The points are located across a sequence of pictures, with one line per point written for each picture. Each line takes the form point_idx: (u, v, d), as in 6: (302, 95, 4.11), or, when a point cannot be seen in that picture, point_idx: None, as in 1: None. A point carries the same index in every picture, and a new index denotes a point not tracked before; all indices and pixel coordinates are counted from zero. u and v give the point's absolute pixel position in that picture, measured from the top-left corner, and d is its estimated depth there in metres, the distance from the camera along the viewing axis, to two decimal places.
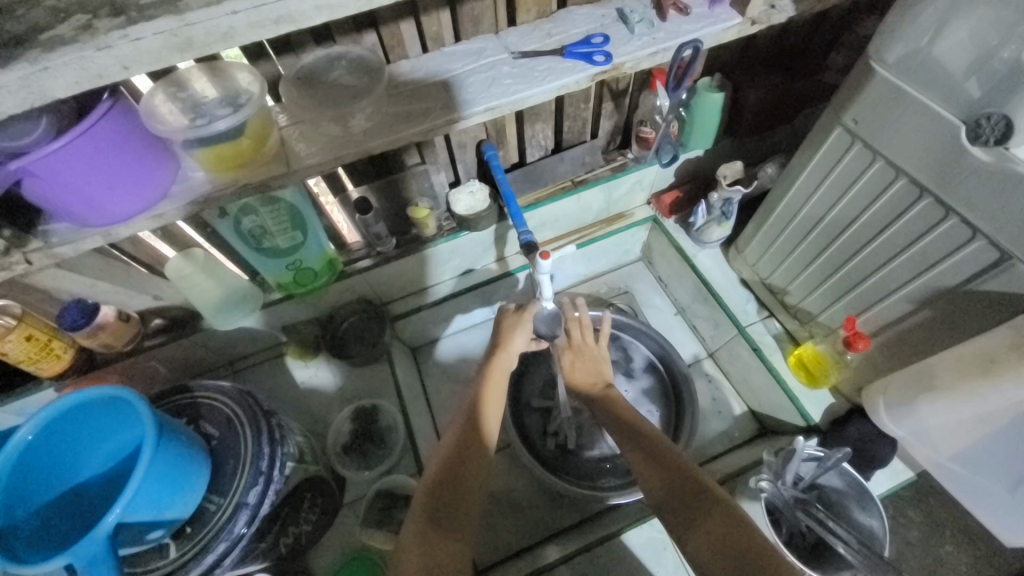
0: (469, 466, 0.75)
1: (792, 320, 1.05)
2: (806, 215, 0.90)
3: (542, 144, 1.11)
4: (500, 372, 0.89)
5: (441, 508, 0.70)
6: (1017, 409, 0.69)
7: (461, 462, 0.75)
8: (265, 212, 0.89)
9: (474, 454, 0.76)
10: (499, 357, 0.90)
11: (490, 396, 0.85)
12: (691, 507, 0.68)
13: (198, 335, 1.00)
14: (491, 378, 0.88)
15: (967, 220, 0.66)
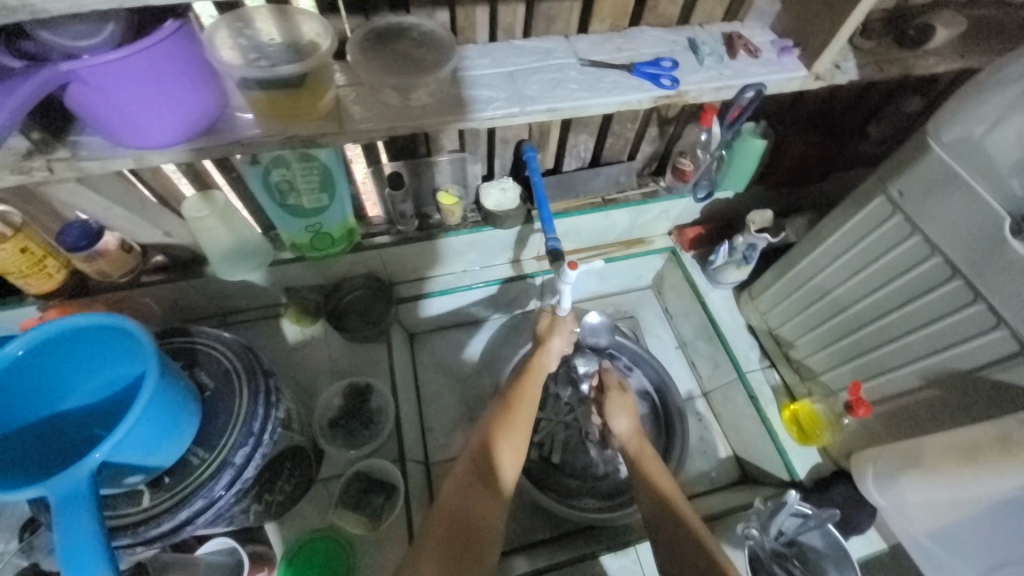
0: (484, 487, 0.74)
1: (792, 374, 1.06)
2: (829, 275, 0.91)
3: (581, 156, 1.11)
4: (538, 370, 0.95)
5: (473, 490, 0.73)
6: (1003, 501, 0.70)
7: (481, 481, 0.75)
8: (297, 168, 0.86)
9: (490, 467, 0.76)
10: (539, 356, 0.96)
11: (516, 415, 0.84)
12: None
13: (198, 280, 0.96)
14: (530, 375, 0.93)
15: (993, 308, 0.67)
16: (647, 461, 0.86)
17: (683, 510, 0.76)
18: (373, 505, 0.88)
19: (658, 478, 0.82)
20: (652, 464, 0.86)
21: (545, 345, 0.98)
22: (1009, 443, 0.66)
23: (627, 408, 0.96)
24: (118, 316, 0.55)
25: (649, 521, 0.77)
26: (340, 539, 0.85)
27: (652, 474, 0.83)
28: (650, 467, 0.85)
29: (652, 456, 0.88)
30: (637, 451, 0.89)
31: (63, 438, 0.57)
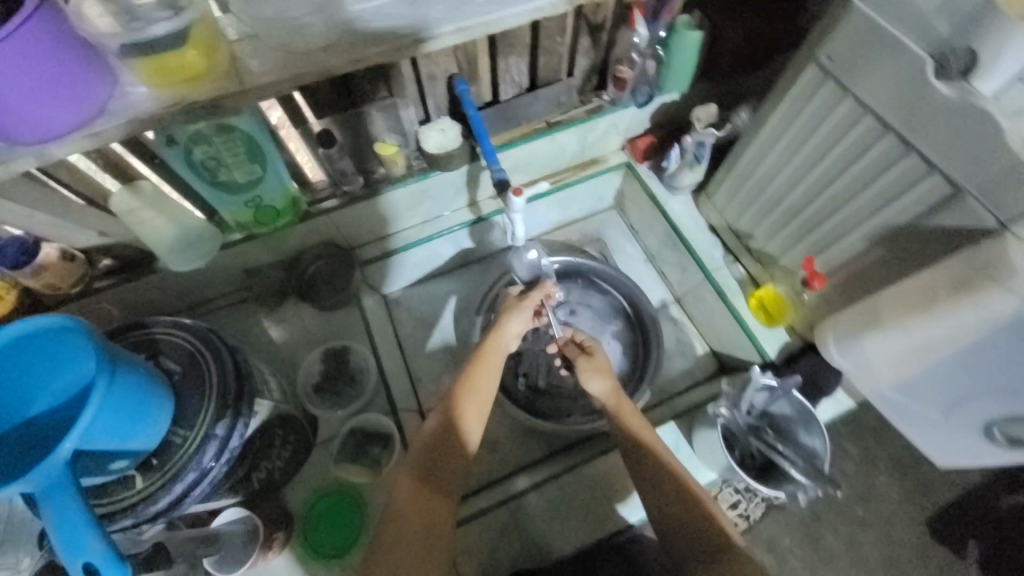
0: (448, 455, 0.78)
1: (755, 264, 1.09)
2: (777, 156, 0.91)
3: (516, 81, 1.07)
4: (492, 351, 0.88)
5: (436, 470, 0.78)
6: (958, 338, 0.72)
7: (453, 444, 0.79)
8: (218, 142, 0.82)
9: (457, 447, 0.79)
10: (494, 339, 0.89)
11: (471, 389, 0.83)
12: (691, 540, 0.71)
13: (152, 276, 0.95)
14: (482, 360, 0.86)
15: (925, 157, 0.68)
16: (628, 418, 0.82)
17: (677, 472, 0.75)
18: (372, 455, 0.92)
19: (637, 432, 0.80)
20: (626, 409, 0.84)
21: (500, 325, 0.90)
22: (967, 282, 0.67)
23: (600, 369, 0.86)
24: (63, 317, 0.56)
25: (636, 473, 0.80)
26: (348, 489, 0.91)
27: (634, 427, 0.81)
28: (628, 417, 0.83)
29: (633, 408, 0.84)
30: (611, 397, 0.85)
31: (32, 445, 0.57)
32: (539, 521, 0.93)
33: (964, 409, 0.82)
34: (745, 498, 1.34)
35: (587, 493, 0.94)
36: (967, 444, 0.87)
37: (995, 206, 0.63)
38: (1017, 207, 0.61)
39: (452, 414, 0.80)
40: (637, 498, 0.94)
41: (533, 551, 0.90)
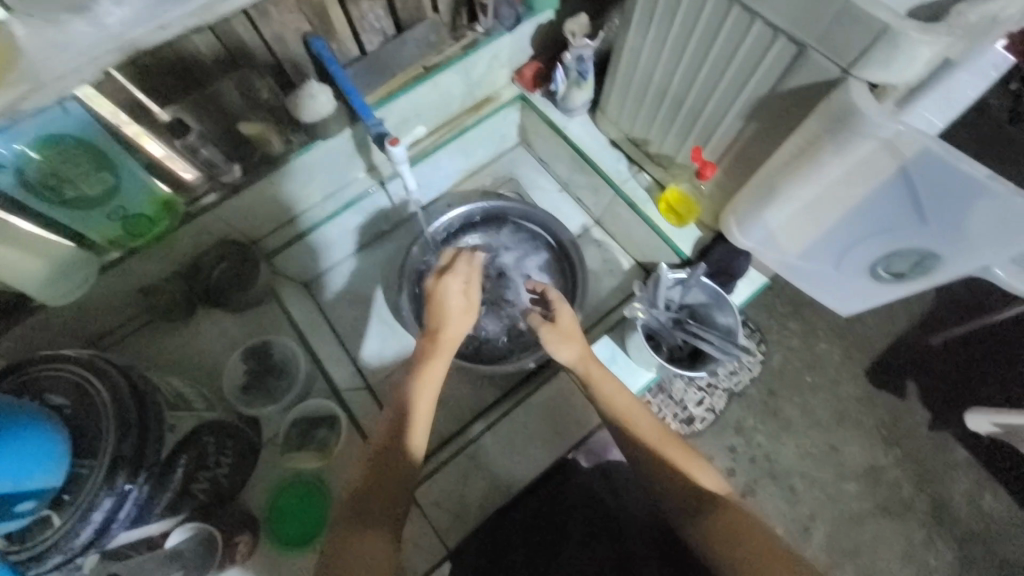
0: (391, 475, 0.74)
1: (658, 169, 1.10)
2: (649, 53, 0.90)
3: (378, 27, 1.00)
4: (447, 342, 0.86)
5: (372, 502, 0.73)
6: (842, 180, 0.76)
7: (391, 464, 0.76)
8: (53, 156, 0.73)
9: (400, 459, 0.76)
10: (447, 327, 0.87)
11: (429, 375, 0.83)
12: (677, 501, 0.73)
13: (33, 317, 0.88)
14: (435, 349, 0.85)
15: (769, 22, 0.69)
16: (602, 385, 0.83)
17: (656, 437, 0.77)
18: (319, 437, 0.93)
19: (615, 398, 0.82)
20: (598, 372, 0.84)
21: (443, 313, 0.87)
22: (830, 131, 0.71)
23: (567, 336, 0.87)
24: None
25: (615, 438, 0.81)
26: (308, 480, 0.90)
27: (609, 396, 0.82)
28: (604, 383, 0.83)
29: (606, 374, 0.85)
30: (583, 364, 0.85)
31: None
32: (499, 460, 0.97)
33: (852, 257, 0.89)
34: (708, 394, 1.43)
35: (538, 423, 0.99)
36: (859, 289, 0.95)
37: (833, 52, 0.66)
38: (857, 48, 0.64)
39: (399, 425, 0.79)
40: (583, 411, 1.00)
41: (499, 486, 0.95)
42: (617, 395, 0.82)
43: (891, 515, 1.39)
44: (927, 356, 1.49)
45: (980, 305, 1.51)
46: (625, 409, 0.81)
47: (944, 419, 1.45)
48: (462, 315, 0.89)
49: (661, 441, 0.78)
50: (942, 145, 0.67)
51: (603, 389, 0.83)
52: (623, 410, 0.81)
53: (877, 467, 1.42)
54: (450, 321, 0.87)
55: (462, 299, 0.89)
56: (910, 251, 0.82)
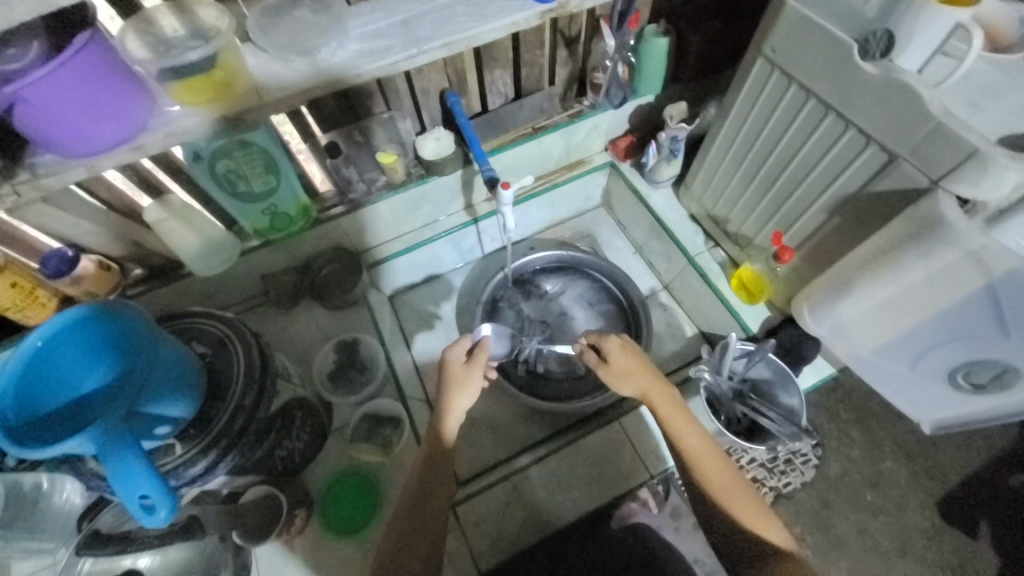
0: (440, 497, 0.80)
1: (733, 246, 1.16)
2: (741, 140, 1.00)
3: (502, 91, 1.18)
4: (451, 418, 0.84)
5: (412, 527, 0.77)
6: (924, 281, 0.78)
7: (429, 489, 0.80)
8: (238, 155, 0.92)
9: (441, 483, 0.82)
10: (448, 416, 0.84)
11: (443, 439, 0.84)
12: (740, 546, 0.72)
13: (180, 281, 1.05)
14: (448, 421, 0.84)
15: (861, 130, 0.77)
16: (670, 417, 0.81)
17: (715, 478, 0.76)
18: (383, 435, 1.01)
19: (685, 436, 0.79)
20: (667, 403, 0.82)
21: (449, 401, 0.84)
22: (918, 238, 0.74)
23: (628, 368, 0.85)
24: (84, 306, 0.63)
25: (682, 474, 0.80)
26: (364, 471, 0.98)
27: (675, 430, 0.80)
28: (672, 419, 0.81)
29: (673, 401, 0.82)
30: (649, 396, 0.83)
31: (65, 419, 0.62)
32: (540, 492, 1.00)
33: (928, 362, 0.88)
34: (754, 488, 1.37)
35: (583, 464, 1.02)
36: (936, 395, 0.93)
37: (924, 165, 0.71)
38: (947, 165, 0.68)
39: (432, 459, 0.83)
40: (632, 467, 1.02)
41: (536, 519, 0.97)
42: (684, 432, 0.80)
43: None
44: (1005, 500, 1.37)
45: None
46: (690, 449, 0.78)
47: None
48: (466, 387, 0.86)
49: (726, 484, 0.75)
50: None
51: (670, 425, 0.80)
52: (689, 446, 0.79)
53: None
54: (457, 395, 0.85)
55: (466, 395, 0.86)
56: (992, 362, 0.82)
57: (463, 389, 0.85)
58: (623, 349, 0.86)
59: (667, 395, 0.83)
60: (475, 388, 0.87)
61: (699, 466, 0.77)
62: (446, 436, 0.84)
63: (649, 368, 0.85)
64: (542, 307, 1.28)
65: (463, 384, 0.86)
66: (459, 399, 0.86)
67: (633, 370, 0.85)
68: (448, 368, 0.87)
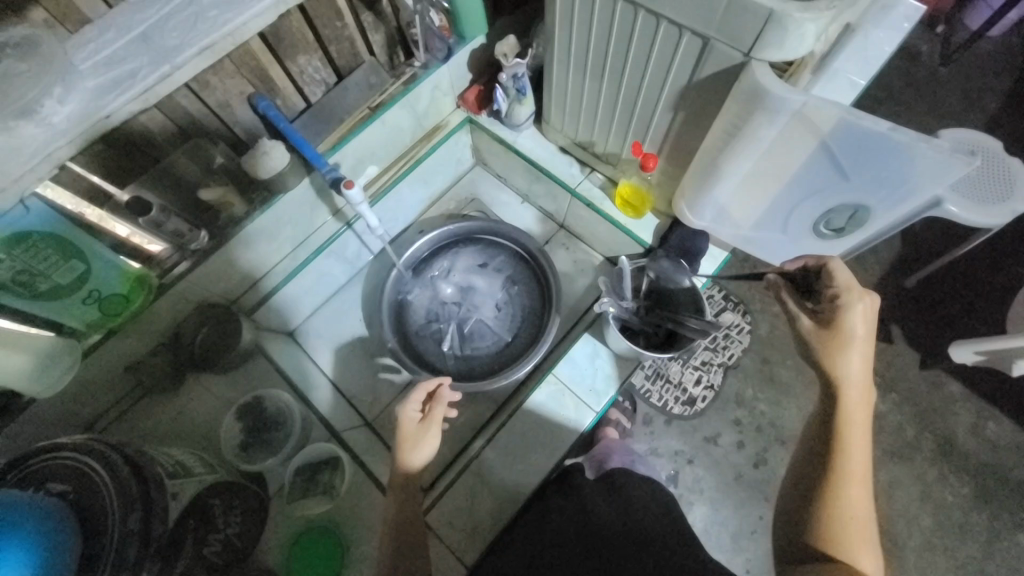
0: (411, 511, 0.83)
1: (607, 166, 1.15)
2: (575, 59, 0.95)
3: (319, 78, 1.04)
4: (411, 444, 0.84)
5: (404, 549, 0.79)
6: (767, 150, 0.82)
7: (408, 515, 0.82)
8: (19, 250, 0.75)
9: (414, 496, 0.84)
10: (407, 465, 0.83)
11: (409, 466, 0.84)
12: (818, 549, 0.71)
13: (25, 413, 0.88)
14: (413, 442, 0.84)
15: (671, 21, 0.74)
16: (848, 403, 0.76)
17: (855, 496, 0.72)
18: (323, 482, 0.95)
19: (855, 435, 0.75)
20: (858, 403, 0.76)
21: (406, 460, 0.83)
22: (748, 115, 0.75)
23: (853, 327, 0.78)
24: None
25: (814, 465, 0.77)
26: (318, 522, 0.92)
27: (847, 421, 0.75)
28: (854, 414, 0.76)
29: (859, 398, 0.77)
30: (843, 383, 0.76)
31: None
32: (503, 470, 0.99)
33: (796, 222, 0.95)
34: (705, 371, 1.48)
35: (533, 428, 1.02)
36: (814, 248, 1.00)
37: (733, 41, 0.71)
38: (752, 36, 0.68)
39: (405, 483, 0.84)
40: (580, 412, 1.03)
41: (508, 495, 0.97)
42: (856, 435, 0.75)
43: (899, 460, 1.43)
44: (904, 298, 1.55)
45: (941, 244, 1.58)
46: (849, 454, 0.74)
47: (933, 356, 1.50)
48: (421, 446, 0.84)
49: (861, 504, 0.72)
50: (858, 116, 0.70)
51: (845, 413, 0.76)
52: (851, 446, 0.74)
53: (879, 414, 1.47)
54: (413, 454, 0.83)
55: (420, 452, 0.84)
56: (844, 207, 0.87)
57: (417, 448, 0.83)
58: (860, 324, 0.77)
59: (864, 395, 0.77)
60: (433, 444, 0.84)
61: (850, 473, 0.73)
62: (415, 463, 0.84)
63: (865, 360, 0.77)
64: (448, 288, 1.25)
65: (418, 441, 0.84)
66: (414, 452, 0.84)
67: (851, 355, 0.76)
68: (403, 427, 0.85)
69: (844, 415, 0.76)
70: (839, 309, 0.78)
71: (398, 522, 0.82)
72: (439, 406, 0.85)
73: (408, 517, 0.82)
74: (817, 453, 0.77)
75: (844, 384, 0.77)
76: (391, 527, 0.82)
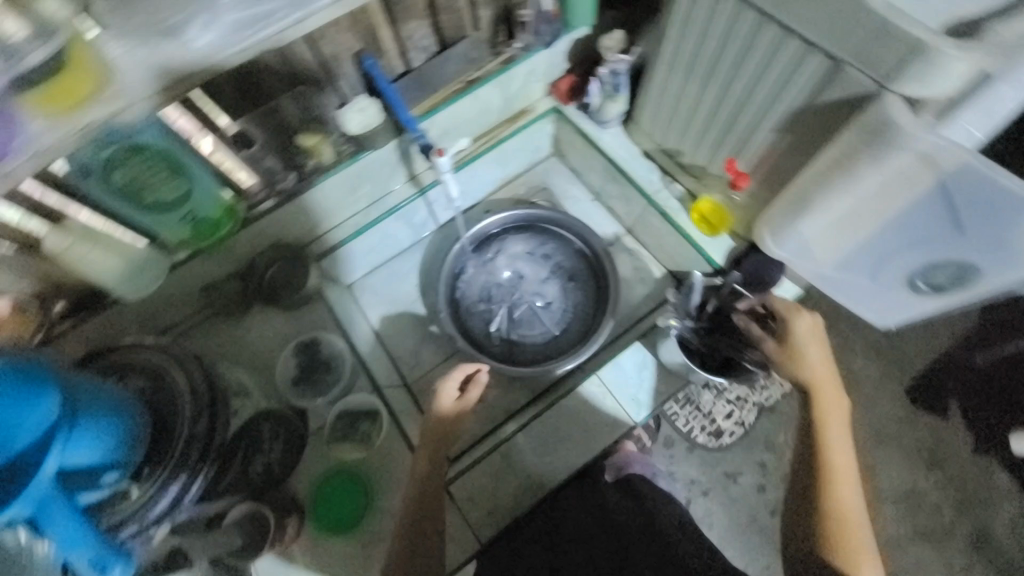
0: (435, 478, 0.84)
1: (690, 179, 1.13)
2: (684, 64, 0.93)
3: (423, 45, 1.06)
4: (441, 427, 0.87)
5: (423, 506, 0.81)
6: (881, 191, 0.76)
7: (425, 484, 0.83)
8: (135, 163, 0.82)
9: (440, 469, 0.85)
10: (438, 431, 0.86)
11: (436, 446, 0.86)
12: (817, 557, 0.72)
13: (110, 309, 0.96)
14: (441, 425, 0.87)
15: (804, 37, 0.71)
16: (825, 404, 0.77)
17: (843, 494, 0.73)
18: (362, 431, 0.98)
19: (833, 435, 0.75)
20: (832, 401, 0.77)
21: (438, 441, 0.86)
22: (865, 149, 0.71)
23: (809, 337, 0.79)
24: None
25: (802, 464, 0.78)
26: (349, 469, 0.96)
27: (824, 420, 0.76)
28: (830, 414, 0.76)
29: (835, 392, 0.77)
30: (812, 381, 0.77)
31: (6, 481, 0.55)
32: (530, 459, 1.00)
33: (889, 272, 0.88)
34: (738, 407, 1.42)
35: (569, 423, 1.02)
36: (900, 301, 0.94)
37: (869, 67, 0.67)
38: (891, 65, 0.65)
39: (437, 446, 0.86)
40: (616, 418, 1.02)
41: (530, 485, 0.98)
42: (835, 433, 0.75)
43: (930, 542, 1.35)
44: (969, 377, 1.44)
45: None
46: (831, 453, 0.75)
47: (988, 443, 1.40)
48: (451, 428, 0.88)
49: (851, 501, 0.72)
50: (986, 159, 0.67)
51: (821, 413, 0.76)
52: (833, 445, 0.75)
53: (917, 490, 1.38)
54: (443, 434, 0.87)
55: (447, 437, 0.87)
56: (951, 262, 0.82)
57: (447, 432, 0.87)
58: (807, 328, 0.79)
59: (835, 392, 0.77)
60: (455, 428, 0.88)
61: (832, 470, 0.74)
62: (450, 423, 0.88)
63: (825, 357, 0.78)
64: (506, 272, 1.25)
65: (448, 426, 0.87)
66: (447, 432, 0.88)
67: (808, 358, 0.78)
68: (438, 409, 0.87)
69: (821, 417, 0.76)
70: (787, 319, 0.81)
71: (423, 480, 0.83)
72: (472, 394, 0.87)
73: (433, 474, 0.84)
74: (804, 454, 0.78)
75: (815, 384, 0.77)
76: (416, 482, 0.83)
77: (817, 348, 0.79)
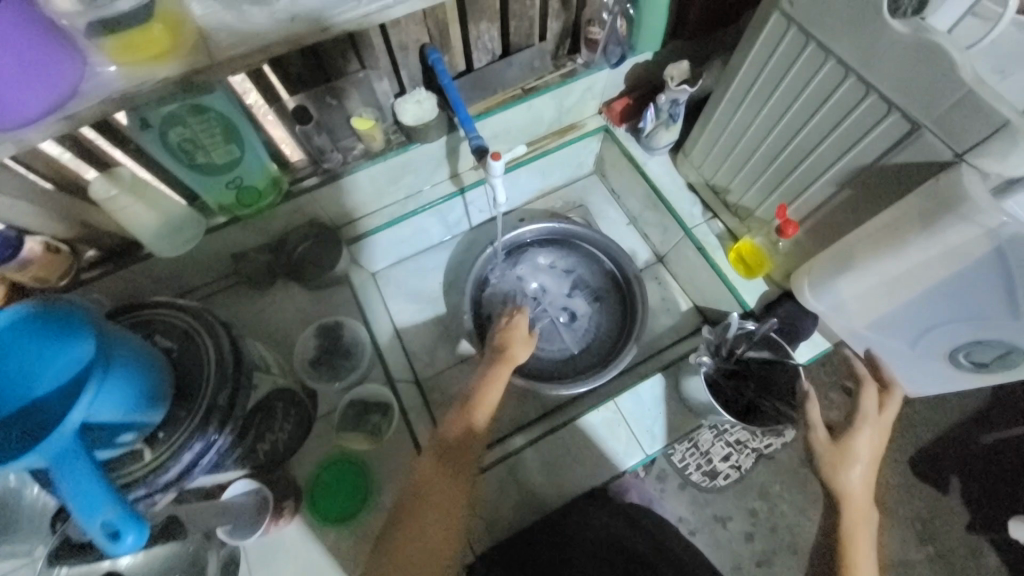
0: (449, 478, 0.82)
1: (733, 218, 1.11)
2: (749, 103, 0.92)
3: (488, 48, 1.06)
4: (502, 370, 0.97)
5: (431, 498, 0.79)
6: (928, 265, 0.75)
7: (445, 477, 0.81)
8: (193, 122, 0.81)
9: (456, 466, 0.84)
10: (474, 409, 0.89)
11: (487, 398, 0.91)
12: None
13: (139, 263, 0.95)
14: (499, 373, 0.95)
15: (883, 96, 0.71)
16: (856, 523, 0.75)
17: None
18: (372, 422, 0.97)
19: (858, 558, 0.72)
20: (860, 521, 0.75)
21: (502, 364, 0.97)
22: (928, 218, 0.70)
23: (865, 447, 0.78)
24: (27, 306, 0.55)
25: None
26: (354, 457, 0.95)
27: (850, 538, 0.74)
28: (857, 532, 0.74)
29: (865, 514, 0.76)
30: (847, 495, 0.76)
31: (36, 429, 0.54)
32: (536, 477, 0.98)
33: (929, 342, 0.86)
34: (736, 451, 1.39)
35: (580, 445, 1.01)
36: (936, 373, 0.92)
37: (950, 136, 0.66)
38: (974, 138, 0.64)
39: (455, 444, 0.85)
40: (628, 448, 1.01)
41: (532, 502, 0.97)
42: (860, 553, 0.73)
43: None
44: (970, 453, 1.41)
45: None
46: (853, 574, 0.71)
47: (984, 524, 1.36)
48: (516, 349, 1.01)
49: None
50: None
51: (853, 531, 0.74)
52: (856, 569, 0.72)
53: (906, 562, 1.34)
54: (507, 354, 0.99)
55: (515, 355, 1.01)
56: (998, 344, 0.79)
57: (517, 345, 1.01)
58: (866, 445, 0.78)
59: (864, 516, 0.76)
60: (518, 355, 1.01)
61: None
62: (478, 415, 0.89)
63: (868, 479, 0.77)
64: (533, 285, 1.24)
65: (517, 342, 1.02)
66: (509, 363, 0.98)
67: (851, 468, 0.77)
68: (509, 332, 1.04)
69: (845, 531, 0.74)
70: (850, 428, 0.80)
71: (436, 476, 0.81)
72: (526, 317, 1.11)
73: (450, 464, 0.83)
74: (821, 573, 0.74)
75: (846, 497, 0.76)
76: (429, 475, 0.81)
77: (867, 461, 0.78)
